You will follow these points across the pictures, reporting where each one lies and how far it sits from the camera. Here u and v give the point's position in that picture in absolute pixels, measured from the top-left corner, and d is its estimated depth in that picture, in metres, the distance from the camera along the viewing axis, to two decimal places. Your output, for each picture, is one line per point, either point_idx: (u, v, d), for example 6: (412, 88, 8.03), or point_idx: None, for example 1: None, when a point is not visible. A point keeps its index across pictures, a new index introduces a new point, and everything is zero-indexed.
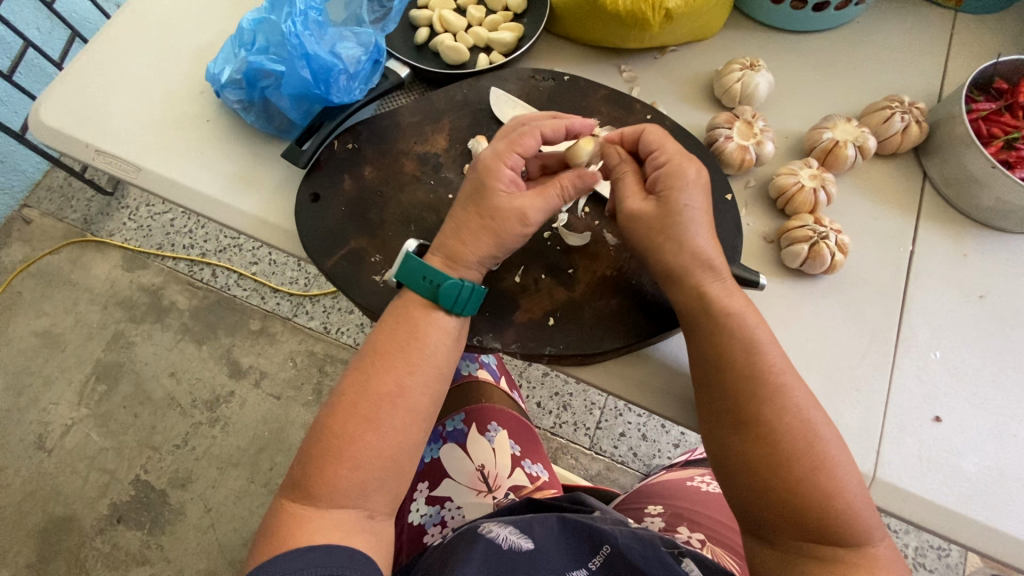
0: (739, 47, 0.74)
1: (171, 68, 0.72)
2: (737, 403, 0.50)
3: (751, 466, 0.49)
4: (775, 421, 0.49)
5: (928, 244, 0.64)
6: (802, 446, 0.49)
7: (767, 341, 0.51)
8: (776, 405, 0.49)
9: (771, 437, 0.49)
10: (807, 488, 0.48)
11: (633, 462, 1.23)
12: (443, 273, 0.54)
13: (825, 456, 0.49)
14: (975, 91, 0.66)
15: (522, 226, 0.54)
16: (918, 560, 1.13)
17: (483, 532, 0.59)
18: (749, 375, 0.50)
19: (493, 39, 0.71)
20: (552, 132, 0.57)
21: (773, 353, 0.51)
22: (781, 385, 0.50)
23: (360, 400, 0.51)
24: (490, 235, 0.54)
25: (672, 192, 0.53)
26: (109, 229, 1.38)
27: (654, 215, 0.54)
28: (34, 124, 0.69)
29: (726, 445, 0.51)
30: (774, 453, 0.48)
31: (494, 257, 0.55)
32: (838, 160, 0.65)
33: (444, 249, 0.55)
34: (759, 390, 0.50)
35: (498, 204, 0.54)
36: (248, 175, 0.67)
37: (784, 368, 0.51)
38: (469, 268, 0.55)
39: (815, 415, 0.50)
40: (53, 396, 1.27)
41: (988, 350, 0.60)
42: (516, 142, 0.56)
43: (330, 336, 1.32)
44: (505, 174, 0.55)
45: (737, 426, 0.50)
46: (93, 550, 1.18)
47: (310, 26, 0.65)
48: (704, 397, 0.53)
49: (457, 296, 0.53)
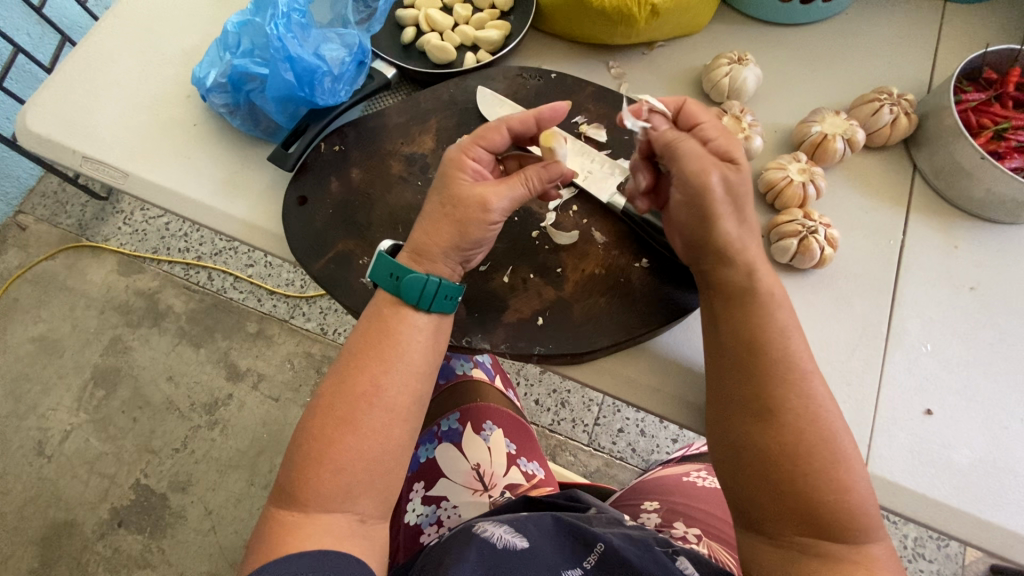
0: (727, 41, 0.73)
1: (158, 73, 0.72)
2: (763, 392, 0.50)
3: (769, 455, 0.49)
4: (800, 411, 0.49)
5: (918, 236, 0.64)
6: (824, 438, 0.48)
7: (795, 331, 0.51)
8: (803, 395, 0.49)
9: (795, 428, 0.48)
10: (825, 480, 0.47)
11: (632, 457, 1.23)
12: (408, 268, 0.54)
13: (843, 450, 0.49)
14: (964, 82, 0.66)
15: (482, 216, 0.54)
16: (918, 551, 1.12)
17: (478, 532, 0.58)
18: (773, 367, 0.50)
19: (479, 37, 0.70)
20: (519, 125, 0.57)
21: (800, 347, 0.51)
22: (807, 377, 0.50)
23: (336, 401, 0.51)
24: (450, 226, 0.54)
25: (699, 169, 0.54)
26: (104, 234, 1.37)
27: None
28: (21, 131, 0.69)
29: (744, 433, 0.50)
30: (797, 444, 0.48)
31: (457, 249, 0.55)
32: (827, 153, 0.65)
33: (411, 245, 0.55)
34: (786, 379, 0.49)
35: (461, 194, 0.54)
36: (236, 179, 0.67)
37: (810, 360, 0.51)
38: (435, 260, 0.54)
39: (833, 412, 0.50)
40: (51, 402, 1.27)
41: (978, 342, 0.60)
42: (482, 136, 0.56)
43: (327, 337, 1.32)
44: (469, 164, 0.55)
45: (760, 415, 0.49)
46: (95, 555, 1.18)
47: (293, 29, 0.65)
48: (724, 385, 0.52)
49: (422, 290, 0.53)
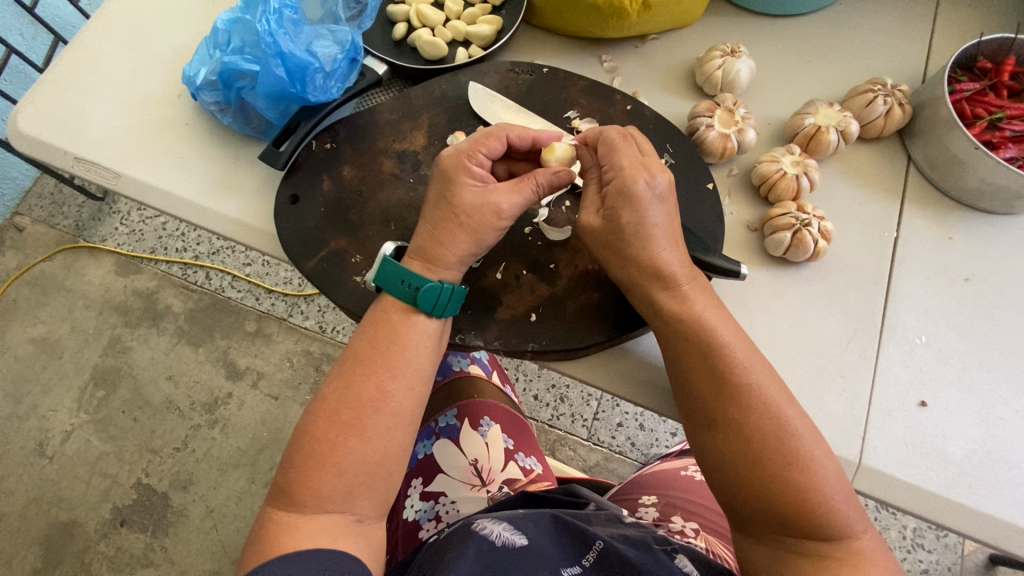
0: (720, 33, 0.73)
1: (149, 73, 0.71)
2: (708, 401, 0.50)
3: (727, 465, 0.49)
4: (746, 418, 0.49)
5: (913, 227, 0.64)
6: (775, 443, 0.48)
7: (732, 336, 0.51)
8: (744, 403, 0.49)
9: (744, 435, 0.48)
10: (783, 484, 0.47)
11: (631, 451, 1.23)
12: (422, 277, 0.54)
13: (799, 451, 0.48)
14: (958, 71, 0.65)
15: (494, 221, 0.54)
16: (917, 541, 1.13)
17: (477, 530, 0.58)
18: (714, 375, 0.50)
19: (471, 32, 0.70)
20: (518, 139, 0.58)
21: (735, 350, 0.51)
22: (747, 383, 0.50)
23: (343, 407, 0.51)
24: (465, 233, 0.54)
25: (616, 210, 0.53)
26: (101, 234, 1.37)
27: (600, 230, 0.54)
28: (12, 132, 0.69)
29: (703, 443, 0.51)
30: (749, 451, 0.48)
31: (471, 255, 0.55)
32: (821, 146, 0.64)
33: (422, 252, 0.55)
34: (727, 387, 0.50)
35: (470, 200, 0.54)
36: (228, 179, 0.67)
37: (747, 364, 0.50)
38: (450, 268, 0.55)
39: (785, 411, 0.49)
40: (52, 403, 1.27)
41: (974, 333, 0.59)
42: (481, 142, 0.56)
43: (325, 335, 1.32)
44: (474, 169, 0.55)
45: (710, 425, 0.50)
46: (98, 555, 1.18)
47: (285, 25, 0.64)
48: (680, 395, 0.53)
49: (437, 299, 0.53)
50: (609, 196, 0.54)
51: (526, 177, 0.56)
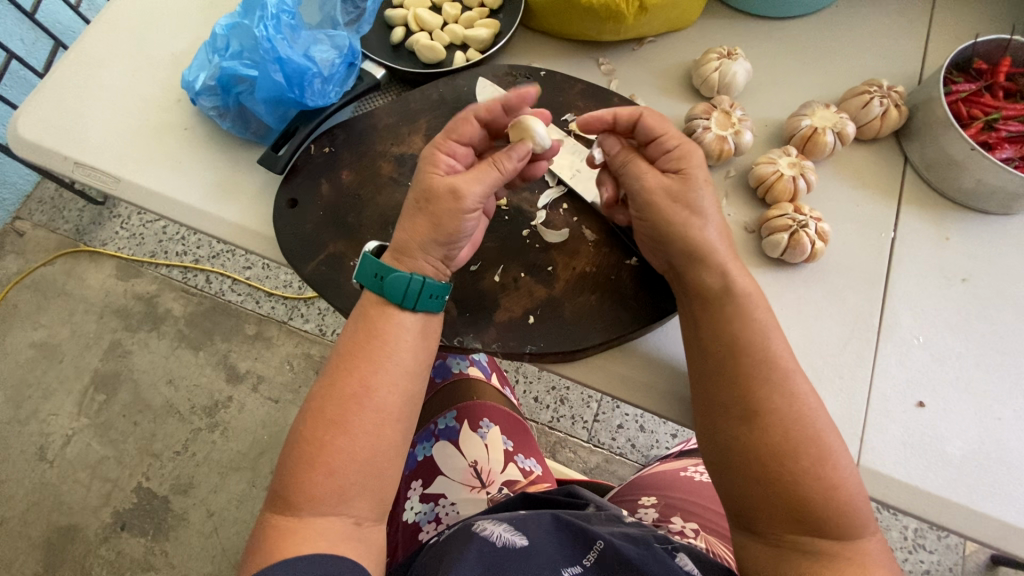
0: (717, 36, 0.73)
1: (150, 78, 0.72)
2: (746, 391, 0.50)
3: (757, 456, 0.48)
4: (784, 409, 0.49)
5: (910, 227, 0.64)
6: (809, 436, 0.48)
7: (776, 329, 0.52)
8: (785, 392, 0.49)
9: (781, 426, 0.48)
10: (811, 477, 0.47)
11: (632, 453, 1.23)
12: (391, 267, 0.54)
13: (828, 445, 0.49)
14: (954, 72, 0.66)
15: (457, 207, 0.53)
16: (918, 542, 1.13)
17: (477, 532, 0.58)
18: (759, 362, 0.50)
19: (469, 36, 0.70)
20: (486, 113, 0.56)
21: (781, 343, 0.51)
22: (789, 374, 0.50)
23: (328, 404, 0.51)
24: (426, 222, 0.54)
25: (688, 169, 0.55)
26: (101, 238, 1.38)
27: (675, 191, 0.54)
28: (12, 137, 0.69)
29: (731, 435, 0.50)
30: (781, 443, 0.48)
31: (438, 244, 0.54)
32: (817, 147, 0.65)
33: (395, 246, 0.55)
34: (767, 379, 0.50)
35: (433, 188, 0.54)
36: (226, 183, 0.67)
37: (790, 357, 0.51)
38: (416, 258, 0.54)
39: (818, 406, 0.50)
40: (52, 407, 1.28)
41: (970, 334, 0.60)
42: (452, 129, 0.56)
43: (325, 338, 1.32)
44: (442, 160, 0.55)
45: (745, 415, 0.49)
46: (98, 559, 1.18)
47: (283, 30, 0.65)
48: (706, 388, 0.53)
49: (405, 289, 0.53)
50: (672, 161, 0.55)
51: (489, 163, 0.55)
